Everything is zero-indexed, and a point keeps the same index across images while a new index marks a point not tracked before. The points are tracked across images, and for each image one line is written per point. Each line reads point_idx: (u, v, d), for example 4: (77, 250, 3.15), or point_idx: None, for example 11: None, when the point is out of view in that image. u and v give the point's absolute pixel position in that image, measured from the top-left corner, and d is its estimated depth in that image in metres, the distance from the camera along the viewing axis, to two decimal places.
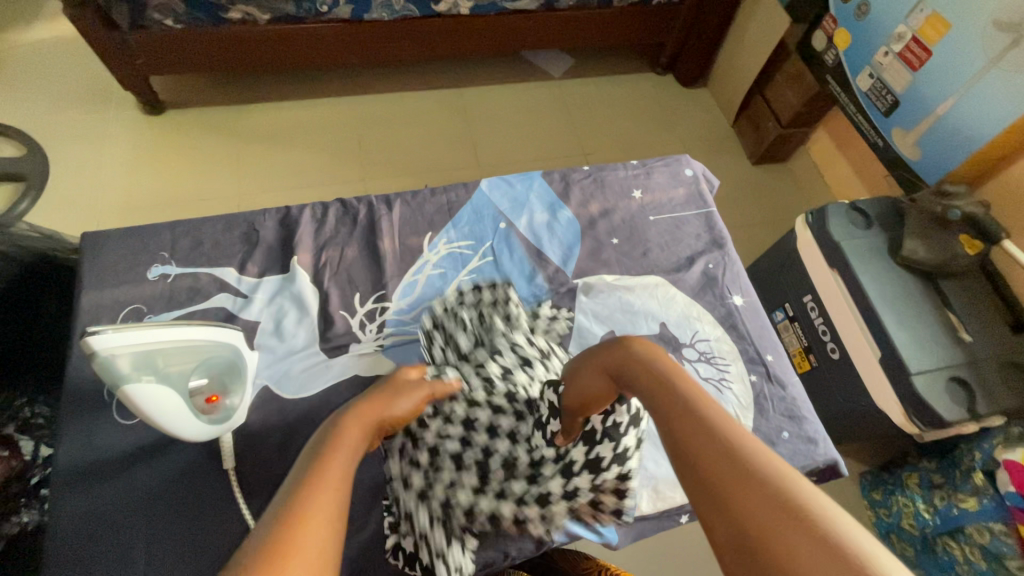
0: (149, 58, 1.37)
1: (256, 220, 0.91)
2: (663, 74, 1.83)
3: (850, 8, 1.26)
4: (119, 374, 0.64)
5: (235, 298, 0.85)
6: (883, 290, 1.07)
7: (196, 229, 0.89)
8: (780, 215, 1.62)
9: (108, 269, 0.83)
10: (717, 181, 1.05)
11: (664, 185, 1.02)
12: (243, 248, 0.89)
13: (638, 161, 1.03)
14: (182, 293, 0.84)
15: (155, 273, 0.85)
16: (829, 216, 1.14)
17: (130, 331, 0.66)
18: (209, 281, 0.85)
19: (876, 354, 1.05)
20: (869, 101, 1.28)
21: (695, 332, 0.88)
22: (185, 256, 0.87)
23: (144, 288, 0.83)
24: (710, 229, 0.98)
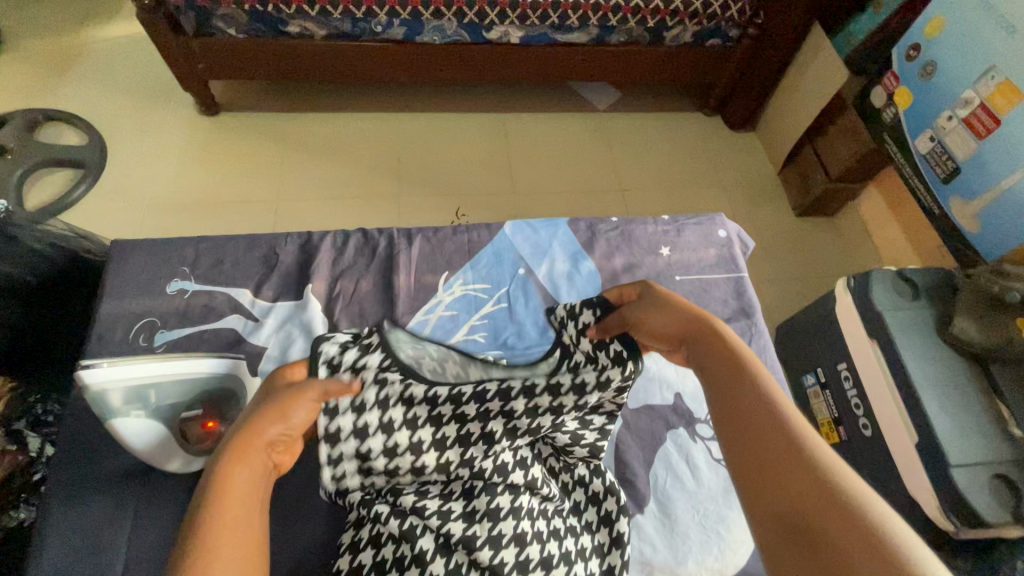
0: (210, 64, 1.43)
1: (278, 243, 0.93)
2: (711, 116, 1.79)
3: (915, 67, 1.20)
4: (110, 408, 0.69)
5: (246, 320, 0.86)
6: (924, 371, 1.00)
7: (219, 246, 0.91)
8: (821, 272, 1.55)
9: (130, 281, 0.86)
10: (752, 243, 1.01)
11: (694, 244, 0.98)
12: (261, 269, 0.90)
13: (669, 217, 1.01)
14: (198, 309, 0.86)
15: (173, 287, 0.87)
16: (872, 283, 1.08)
17: (125, 366, 0.69)
18: (224, 301, 0.87)
19: (910, 438, 0.98)
20: (927, 164, 1.20)
21: None
22: (205, 272, 0.89)
23: (162, 302, 0.85)
24: (739, 295, 0.94)
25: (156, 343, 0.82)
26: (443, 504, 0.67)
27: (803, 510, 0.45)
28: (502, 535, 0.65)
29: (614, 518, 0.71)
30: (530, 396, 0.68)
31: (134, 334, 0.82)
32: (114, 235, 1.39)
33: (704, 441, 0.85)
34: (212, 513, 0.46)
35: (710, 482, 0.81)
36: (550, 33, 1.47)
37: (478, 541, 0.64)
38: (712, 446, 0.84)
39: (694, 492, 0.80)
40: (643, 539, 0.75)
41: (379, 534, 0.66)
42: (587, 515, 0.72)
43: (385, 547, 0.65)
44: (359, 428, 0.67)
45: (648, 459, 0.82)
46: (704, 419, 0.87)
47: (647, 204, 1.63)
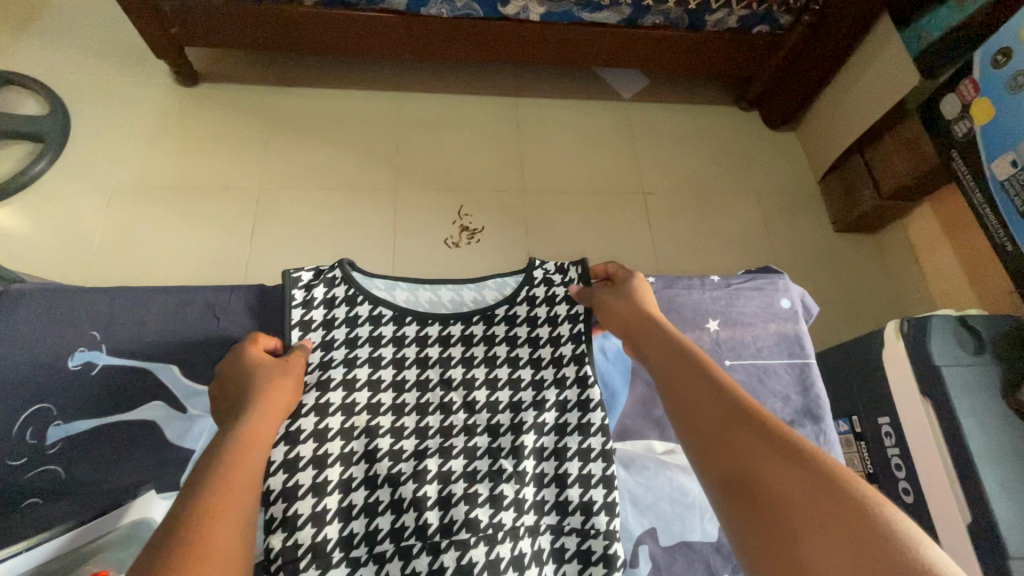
0: (184, 29, 1.26)
1: (215, 302, 0.82)
2: (748, 110, 1.61)
3: (1000, 77, 1.02)
4: None
5: (170, 413, 0.76)
6: (986, 443, 0.87)
7: (139, 301, 0.80)
8: (860, 298, 1.40)
9: (17, 355, 0.73)
10: (817, 309, 0.86)
11: (750, 318, 0.84)
12: (192, 335, 0.80)
13: (720, 280, 0.86)
14: (108, 392, 0.75)
15: (77, 360, 0.75)
16: (932, 330, 0.94)
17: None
18: (142, 382, 0.76)
19: (962, 516, 0.86)
20: (1003, 192, 1.04)
21: None
22: (115, 339, 0.77)
23: (65, 381, 0.74)
24: (804, 388, 0.80)
25: (50, 439, 0.71)
26: None
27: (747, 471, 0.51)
28: None
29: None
30: (491, 388, 0.75)
31: (20, 428, 0.71)
32: (77, 221, 1.25)
33: None
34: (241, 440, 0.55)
35: None
36: (574, 11, 1.28)
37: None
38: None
39: None
40: None
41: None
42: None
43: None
44: (319, 484, 0.67)
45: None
46: None
47: (671, 210, 1.46)
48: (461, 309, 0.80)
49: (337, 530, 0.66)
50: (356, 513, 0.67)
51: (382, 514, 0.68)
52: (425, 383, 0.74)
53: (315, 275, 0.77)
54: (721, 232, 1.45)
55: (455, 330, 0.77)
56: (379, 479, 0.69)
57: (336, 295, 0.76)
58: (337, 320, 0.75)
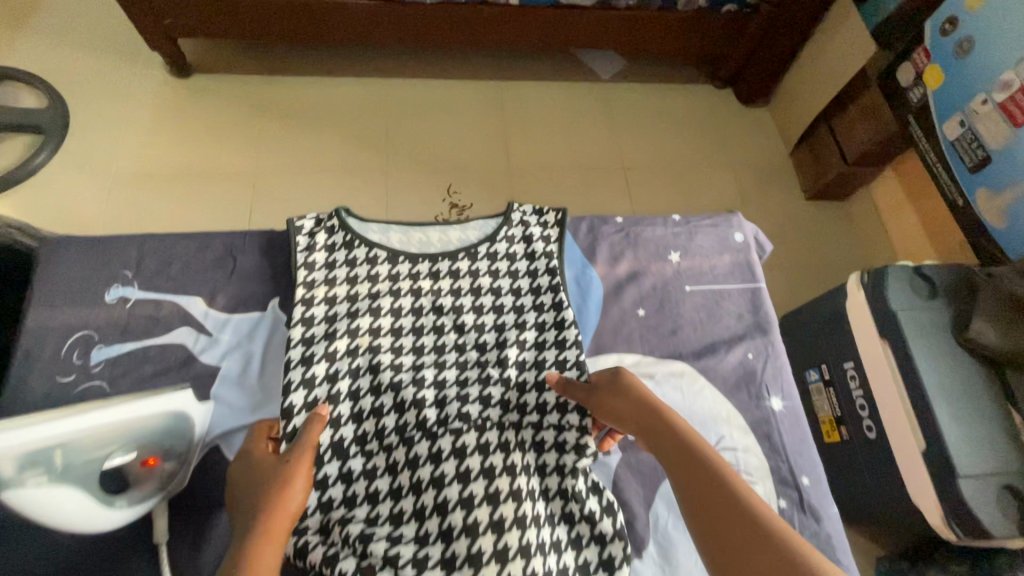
0: (177, 20, 1.31)
1: (235, 245, 0.87)
2: (722, 88, 1.68)
3: (948, 43, 1.10)
4: (8, 478, 0.55)
5: (197, 336, 0.81)
6: (938, 377, 0.95)
7: (166, 247, 0.85)
8: (829, 260, 1.48)
9: (59, 291, 0.80)
10: (769, 244, 0.94)
11: (707, 250, 0.91)
12: (215, 274, 0.85)
13: (680, 218, 0.93)
14: (140, 322, 0.80)
15: (114, 295, 0.81)
16: (889, 279, 1.02)
17: (17, 429, 0.55)
18: (171, 312, 0.81)
19: (917, 445, 0.94)
20: (953, 152, 1.12)
21: (720, 438, 0.78)
22: (147, 277, 0.83)
23: (101, 312, 0.79)
24: (755, 309, 0.88)
25: (94, 360, 0.77)
26: (418, 504, 0.69)
27: None
28: (478, 523, 0.66)
29: (614, 564, 0.68)
30: (478, 312, 0.81)
31: (67, 350, 0.77)
32: (80, 208, 1.30)
33: None
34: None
35: None
36: None
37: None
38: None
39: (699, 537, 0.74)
40: None
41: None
42: (586, 553, 0.68)
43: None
44: (332, 394, 0.74)
45: (647, 496, 0.77)
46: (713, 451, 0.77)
47: (650, 183, 1.53)
48: (447, 248, 0.85)
49: (351, 432, 0.73)
50: (365, 416, 0.74)
51: (387, 415, 0.74)
52: (419, 310, 0.80)
53: (317, 223, 0.84)
54: (698, 203, 1.52)
55: (444, 266, 0.83)
56: (382, 388, 0.75)
57: (337, 241, 0.83)
58: (338, 262, 0.81)
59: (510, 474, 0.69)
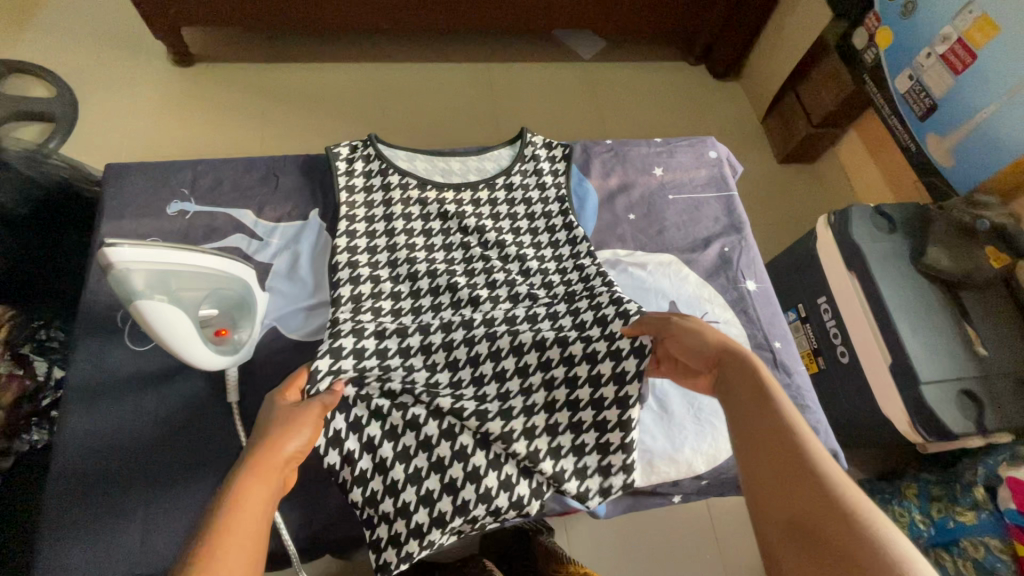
0: (182, 10, 1.37)
1: (277, 167, 0.94)
2: (695, 64, 1.79)
3: (895, 6, 1.21)
4: (133, 289, 0.65)
5: (250, 240, 0.88)
6: (899, 298, 1.05)
7: (217, 168, 0.92)
8: (802, 217, 1.59)
9: (130, 202, 0.87)
10: (740, 165, 1.04)
11: (686, 165, 1.01)
12: (260, 191, 0.91)
13: (661, 140, 1.03)
14: (199, 230, 0.87)
15: (174, 208, 0.88)
16: (853, 217, 1.12)
17: (152, 249, 0.67)
18: (226, 222, 0.88)
19: (885, 362, 1.04)
20: (905, 103, 1.23)
21: (704, 313, 0.88)
22: (204, 194, 0.90)
23: (163, 223, 0.86)
24: (730, 213, 0.98)
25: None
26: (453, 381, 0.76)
27: (804, 517, 0.47)
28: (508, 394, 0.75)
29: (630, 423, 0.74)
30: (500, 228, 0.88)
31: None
32: None
33: None
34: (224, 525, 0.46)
35: None
36: None
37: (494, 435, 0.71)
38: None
39: (690, 391, 0.83)
40: (646, 433, 0.80)
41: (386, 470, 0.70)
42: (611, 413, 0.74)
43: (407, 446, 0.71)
44: (375, 293, 0.81)
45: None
46: None
47: None
48: (468, 175, 0.92)
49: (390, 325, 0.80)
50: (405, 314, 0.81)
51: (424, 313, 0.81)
52: (447, 230, 0.87)
53: (352, 151, 0.90)
54: None
55: (467, 195, 0.90)
56: (419, 292, 0.82)
57: (372, 169, 0.89)
58: (374, 188, 0.88)
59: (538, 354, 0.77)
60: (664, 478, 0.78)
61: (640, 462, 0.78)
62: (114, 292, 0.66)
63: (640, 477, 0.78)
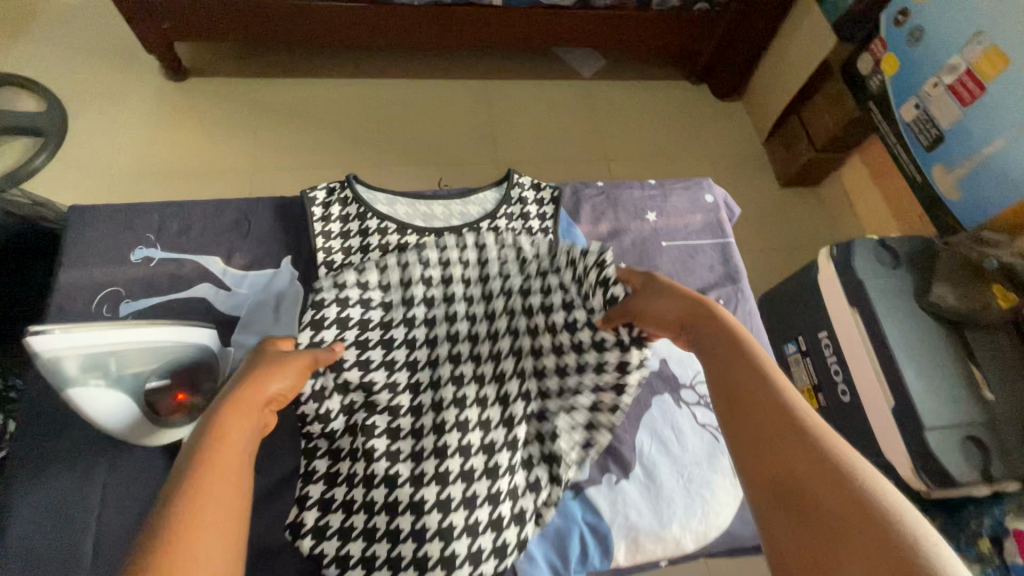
0: (173, 24, 1.35)
1: (250, 210, 0.91)
2: (697, 84, 1.76)
3: (902, 33, 1.18)
4: (69, 377, 0.63)
5: (217, 290, 0.84)
6: (902, 338, 1.02)
7: (186, 210, 0.89)
8: (804, 242, 1.56)
9: (92, 250, 0.84)
10: (739, 209, 1.01)
11: (681, 209, 0.98)
12: (232, 236, 0.89)
13: (655, 183, 1.01)
14: (164, 279, 0.84)
15: (139, 255, 0.85)
16: (855, 251, 1.09)
17: (83, 331, 0.62)
18: (193, 269, 0.85)
19: (887, 404, 1.00)
20: (911, 133, 1.20)
21: (696, 373, 0.87)
22: (170, 239, 0.87)
23: (126, 271, 0.83)
24: (726, 262, 0.95)
25: (122, 314, 0.81)
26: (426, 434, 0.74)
27: (784, 479, 0.49)
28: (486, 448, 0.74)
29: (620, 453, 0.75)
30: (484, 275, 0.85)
31: (96, 306, 0.81)
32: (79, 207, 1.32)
33: (691, 406, 0.84)
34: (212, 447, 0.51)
35: (693, 445, 0.80)
36: None
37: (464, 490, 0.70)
38: (698, 411, 0.83)
39: (678, 459, 0.79)
40: (631, 505, 0.75)
41: (373, 528, 0.68)
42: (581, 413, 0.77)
43: (401, 489, 0.70)
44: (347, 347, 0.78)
45: (634, 425, 0.81)
46: (689, 384, 0.86)
47: (632, 174, 1.60)
48: (451, 220, 0.89)
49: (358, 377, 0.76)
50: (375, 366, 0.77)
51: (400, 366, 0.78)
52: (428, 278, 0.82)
53: (329, 194, 0.88)
54: None
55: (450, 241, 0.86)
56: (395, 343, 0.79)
57: (349, 213, 0.87)
58: (352, 233, 0.86)
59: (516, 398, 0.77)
60: (649, 556, 0.74)
61: (623, 539, 0.74)
62: (47, 378, 0.63)
63: (622, 554, 0.74)
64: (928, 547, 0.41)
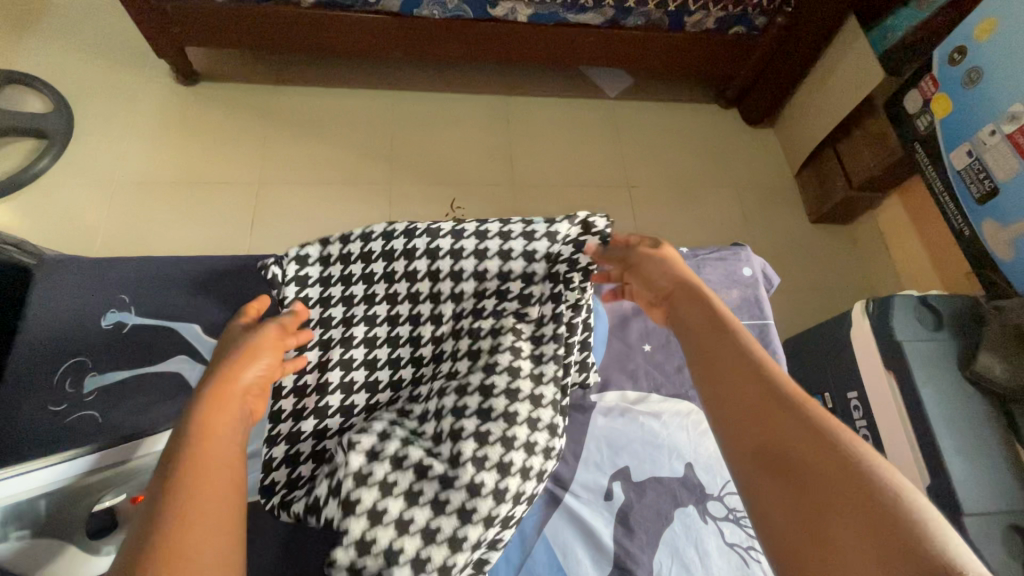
0: (186, 28, 1.30)
1: (235, 271, 0.89)
2: (728, 108, 1.68)
3: (957, 72, 1.09)
4: None
5: (193, 363, 0.81)
6: (942, 410, 0.94)
7: (167, 272, 0.87)
8: (833, 284, 1.47)
9: (59, 315, 0.81)
10: (778, 280, 0.94)
11: (715, 284, 0.92)
12: (213, 300, 0.86)
13: (688, 251, 0.95)
14: (135, 347, 0.81)
15: (109, 320, 0.82)
16: (894, 308, 1.00)
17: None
18: (166, 337, 0.82)
19: (922, 480, 0.93)
20: (961, 181, 1.11)
21: (726, 482, 0.78)
22: (146, 303, 0.84)
23: (96, 337, 0.80)
24: (764, 348, 0.88)
25: (86, 389, 0.77)
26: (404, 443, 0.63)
27: (780, 452, 0.48)
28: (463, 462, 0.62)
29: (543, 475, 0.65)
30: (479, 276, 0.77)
31: (58, 378, 0.77)
32: (80, 215, 1.28)
33: (717, 521, 0.76)
34: (198, 445, 0.45)
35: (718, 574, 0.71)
36: (561, 12, 1.34)
37: (448, 506, 0.60)
38: (726, 528, 0.75)
39: None
40: None
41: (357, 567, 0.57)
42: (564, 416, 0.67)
43: (363, 490, 0.59)
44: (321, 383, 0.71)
45: (651, 543, 0.73)
46: (718, 495, 0.77)
47: (655, 201, 1.53)
48: None
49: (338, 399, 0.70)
50: (357, 388, 0.71)
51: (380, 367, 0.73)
52: (415, 294, 0.75)
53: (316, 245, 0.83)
54: (697, 221, 1.52)
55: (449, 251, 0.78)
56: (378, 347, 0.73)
57: None
58: None
59: (508, 396, 0.66)
60: None
61: None
62: None
63: None
64: (925, 522, 0.41)
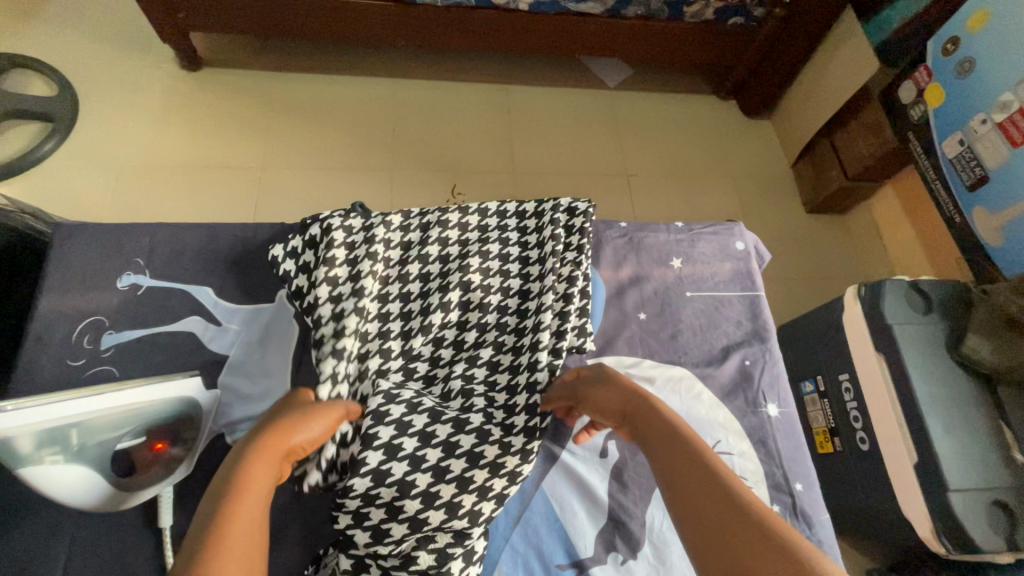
0: (189, 14, 1.31)
1: (246, 236, 0.90)
2: (726, 99, 1.70)
3: (949, 63, 1.11)
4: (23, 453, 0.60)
5: (207, 324, 0.83)
6: (930, 390, 0.96)
7: (178, 236, 0.88)
8: (827, 273, 1.50)
9: (73, 278, 0.82)
10: (769, 257, 0.97)
11: (709, 257, 0.94)
12: (225, 267, 0.88)
13: (683, 225, 0.97)
14: (150, 308, 0.83)
15: (126, 281, 0.84)
16: (885, 291, 1.03)
17: (44, 402, 0.60)
18: (181, 299, 0.84)
19: (909, 459, 0.95)
20: (953, 169, 1.13)
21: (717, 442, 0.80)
22: (160, 266, 0.86)
23: (112, 297, 0.82)
24: (754, 317, 0.90)
25: (104, 346, 0.79)
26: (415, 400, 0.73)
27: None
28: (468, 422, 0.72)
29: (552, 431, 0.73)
30: (484, 258, 0.84)
31: (78, 335, 0.79)
32: (84, 198, 1.30)
33: None
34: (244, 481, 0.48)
35: None
36: (562, 1, 1.35)
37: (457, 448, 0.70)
38: None
39: None
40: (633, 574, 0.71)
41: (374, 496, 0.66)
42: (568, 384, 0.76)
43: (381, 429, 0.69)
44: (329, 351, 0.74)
45: (644, 498, 0.76)
46: None
47: (653, 190, 1.55)
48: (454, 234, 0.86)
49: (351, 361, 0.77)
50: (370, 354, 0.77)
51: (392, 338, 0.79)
52: (425, 274, 0.83)
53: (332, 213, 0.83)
54: (694, 209, 1.54)
55: (453, 233, 0.86)
56: (391, 318, 0.80)
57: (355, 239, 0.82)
58: (358, 258, 0.80)
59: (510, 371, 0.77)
60: None
61: None
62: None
63: None
64: None
